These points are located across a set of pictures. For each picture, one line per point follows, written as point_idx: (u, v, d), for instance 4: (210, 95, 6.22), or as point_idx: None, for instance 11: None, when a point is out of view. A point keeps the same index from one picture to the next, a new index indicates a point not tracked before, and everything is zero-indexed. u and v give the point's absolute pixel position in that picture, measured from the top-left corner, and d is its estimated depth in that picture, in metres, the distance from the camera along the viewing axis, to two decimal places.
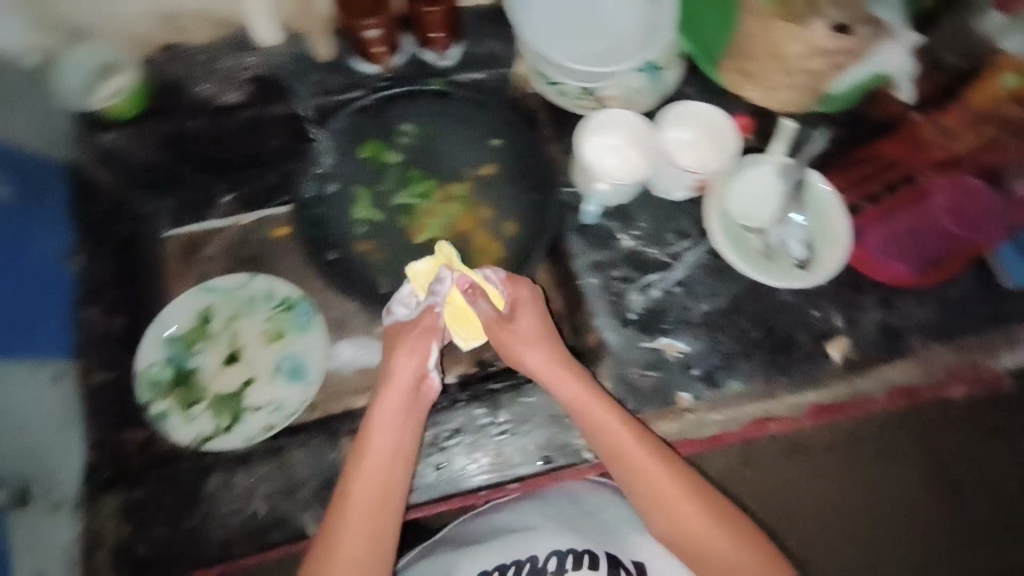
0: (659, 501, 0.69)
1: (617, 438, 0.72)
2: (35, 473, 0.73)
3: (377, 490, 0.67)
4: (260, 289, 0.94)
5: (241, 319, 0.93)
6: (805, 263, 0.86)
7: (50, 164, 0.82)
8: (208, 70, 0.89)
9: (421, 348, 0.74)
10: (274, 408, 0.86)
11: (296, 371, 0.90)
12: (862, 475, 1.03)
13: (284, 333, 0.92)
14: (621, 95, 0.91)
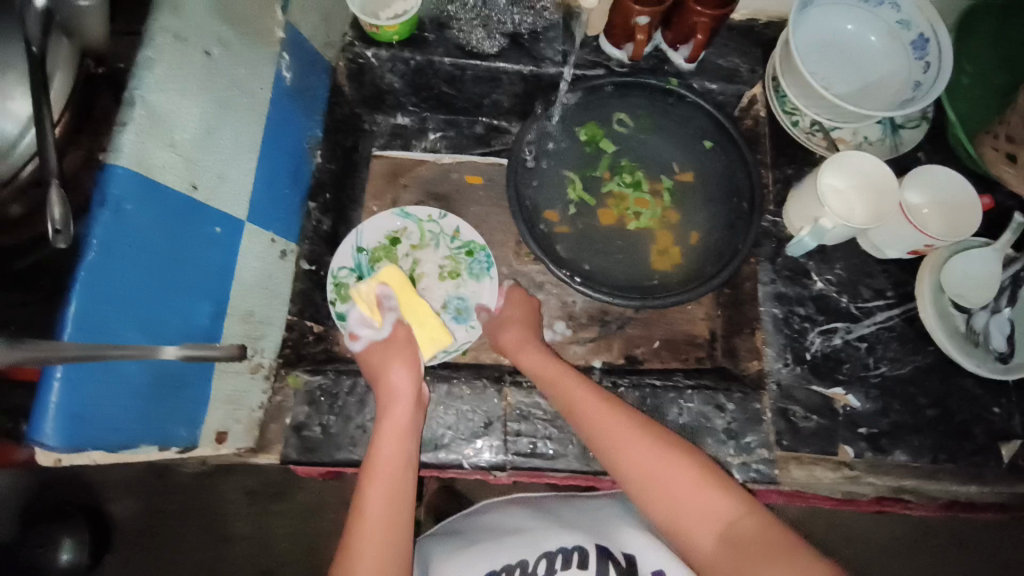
0: (673, 504, 0.65)
1: (610, 432, 0.71)
2: (252, 337, 0.76)
3: (399, 478, 0.68)
4: (447, 229, 0.99)
5: (424, 250, 0.98)
6: (1003, 360, 0.84)
7: (320, 65, 0.90)
8: (472, 17, 0.96)
9: (406, 356, 0.77)
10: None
11: (463, 315, 0.94)
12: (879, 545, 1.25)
13: (459, 276, 0.97)
14: (854, 142, 0.93)
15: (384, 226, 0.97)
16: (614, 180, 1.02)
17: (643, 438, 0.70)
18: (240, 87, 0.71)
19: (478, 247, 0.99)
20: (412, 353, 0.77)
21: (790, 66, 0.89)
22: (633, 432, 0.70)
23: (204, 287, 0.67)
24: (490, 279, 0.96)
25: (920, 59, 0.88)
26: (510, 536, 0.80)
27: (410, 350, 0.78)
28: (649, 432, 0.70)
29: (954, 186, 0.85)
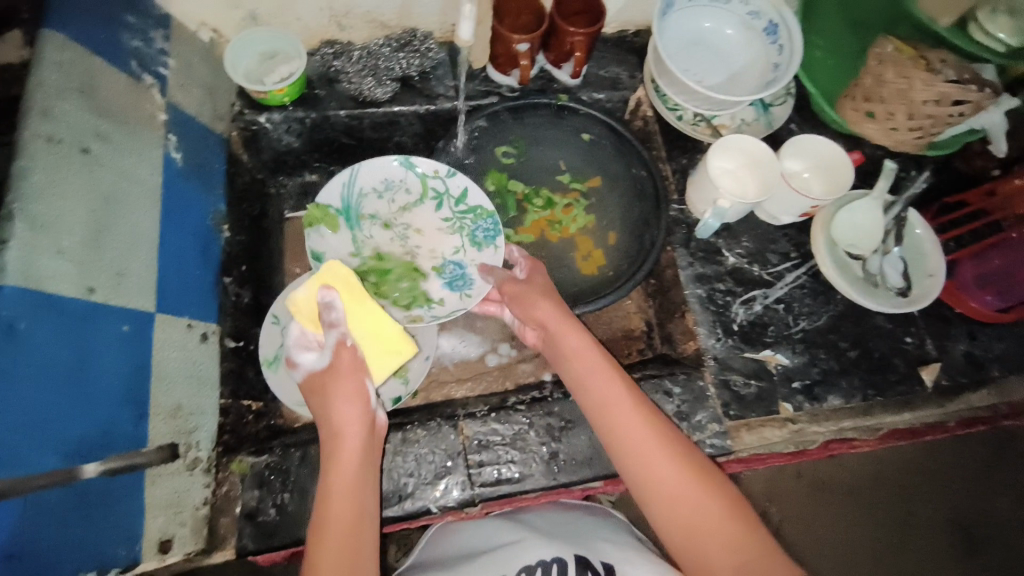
0: (679, 509, 0.68)
1: (625, 436, 0.72)
2: (183, 433, 0.72)
3: (352, 532, 0.66)
4: (454, 190, 0.97)
5: (426, 207, 0.98)
6: (904, 294, 0.92)
7: (213, 138, 0.88)
8: (360, 68, 0.97)
9: (352, 389, 0.73)
10: (426, 306, 0.94)
11: (458, 282, 0.95)
12: (845, 487, 1.31)
13: (461, 240, 0.97)
14: (734, 125, 1.00)
15: (382, 172, 0.97)
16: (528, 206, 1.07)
17: (656, 444, 0.71)
18: (128, 178, 0.70)
19: (485, 214, 0.97)
20: (358, 383, 0.74)
21: (664, 67, 0.95)
22: (649, 435, 0.72)
23: (121, 391, 0.64)
24: (497, 247, 0.95)
25: (774, 43, 0.97)
26: (490, 552, 0.81)
27: (356, 379, 0.74)
28: (661, 434, 0.72)
29: (826, 150, 0.93)
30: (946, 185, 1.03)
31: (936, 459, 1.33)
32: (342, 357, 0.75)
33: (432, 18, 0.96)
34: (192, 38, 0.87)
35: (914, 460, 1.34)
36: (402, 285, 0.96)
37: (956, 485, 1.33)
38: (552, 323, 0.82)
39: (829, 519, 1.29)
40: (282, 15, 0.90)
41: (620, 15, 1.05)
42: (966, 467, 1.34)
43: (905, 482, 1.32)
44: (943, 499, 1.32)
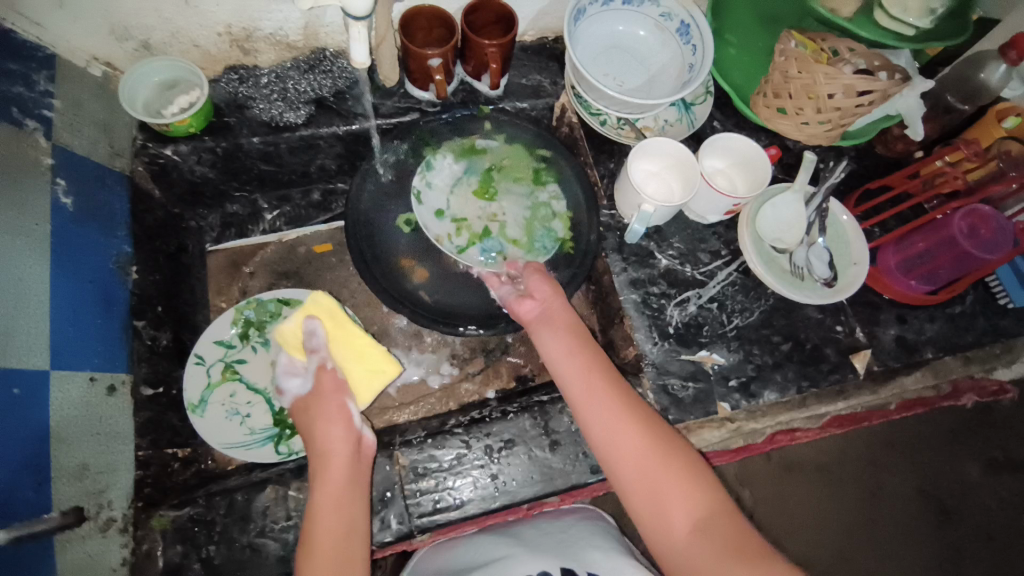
0: (655, 497, 0.66)
1: (608, 419, 0.70)
2: (92, 495, 0.68)
3: (340, 532, 0.65)
4: (555, 201, 0.99)
5: (522, 195, 1.00)
6: (830, 283, 0.93)
7: (110, 177, 0.84)
8: (269, 93, 0.94)
9: (334, 413, 0.74)
10: (457, 243, 0.96)
11: (490, 254, 0.95)
12: (812, 466, 1.31)
13: (522, 235, 0.98)
14: (657, 127, 1.01)
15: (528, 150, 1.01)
16: None
17: (624, 407, 0.71)
18: (10, 231, 0.66)
19: (552, 237, 0.97)
20: (341, 406, 0.75)
21: (580, 75, 0.94)
22: (629, 419, 0.70)
23: (16, 458, 0.60)
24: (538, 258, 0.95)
25: (688, 43, 0.98)
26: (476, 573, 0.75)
27: (338, 400, 0.75)
28: (643, 418, 0.70)
29: (747, 148, 0.93)
30: (870, 171, 1.04)
31: (898, 430, 1.34)
32: (322, 381, 0.76)
33: (339, 36, 0.92)
34: (81, 75, 0.82)
35: (876, 433, 1.34)
36: (458, 223, 0.97)
37: (923, 451, 1.33)
38: (548, 306, 0.82)
39: (794, 498, 1.29)
40: (177, 42, 0.86)
41: (535, 23, 1.04)
42: (929, 437, 1.35)
43: (870, 456, 1.33)
44: (908, 469, 1.32)
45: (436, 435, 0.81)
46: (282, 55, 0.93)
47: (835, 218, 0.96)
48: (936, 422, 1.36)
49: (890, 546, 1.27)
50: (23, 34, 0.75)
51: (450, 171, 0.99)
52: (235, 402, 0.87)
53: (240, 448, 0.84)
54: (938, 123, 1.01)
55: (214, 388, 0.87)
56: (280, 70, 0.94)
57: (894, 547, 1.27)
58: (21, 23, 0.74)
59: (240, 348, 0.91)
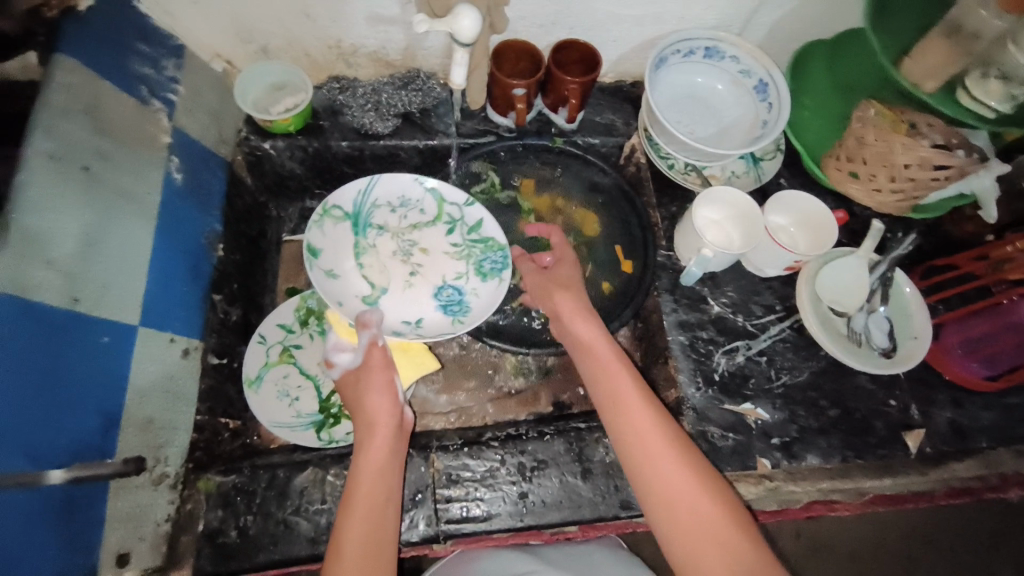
0: (698, 550, 0.64)
1: (636, 428, 0.72)
2: (152, 447, 0.73)
3: (377, 514, 0.68)
4: (469, 217, 0.95)
5: (437, 229, 0.96)
6: (887, 354, 0.91)
7: (214, 161, 0.92)
8: (363, 103, 1.01)
9: (383, 384, 0.79)
10: (412, 322, 0.92)
11: (453, 307, 0.93)
12: (849, 552, 1.23)
13: (467, 267, 0.95)
14: (723, 176, 1.04)
15: (401, 187, 0.94)
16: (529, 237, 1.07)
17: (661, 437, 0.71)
18: (125, 196, 0.73)
19: (495, 248, 0.94)
20: (389, 379, 0.80)
21: (655, 118, 0.98)
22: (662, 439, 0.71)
23: (91, 401, 0.65)
24: (498, 281, 0.92)
25: (764, 100, 1.01)
26: None
27: (387, 375, 0.80)
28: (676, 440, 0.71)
29: (812, 208, 0.94)
30: (939, 248, 1.02)
31: (946, 527, 1.26)
32: (371, 354, 0.83)
33: (434, 59, 1.00)
34: (206, 68, 0.92)
35: (921, 526, 1.26)
36: (393, 300, 0.92)
37: (966, 553, 1.25)
38: (591, 345, 0.81)
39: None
40: (291, 50, 0.95)
41: (616, 66, 1.09)
42: (979, 540, 1.26)
43: (912, 548, 1.24)
44: (953, 571, 1.23)
45: (473, 448, 0.83)
46: (378, 70, 1.01)
47: (898, 288, 0.94)
48: (988, 526, 1.26)
49: None
50: (161, 26, 0.84)
51: (339, 247, 0.91)
52: (287, 384, 0.92)
53: (287, 429, 0.88)
54: (1010, 208, 0.98)
55: (270, 368, 0.92)
56: (376, 84, 1.02)
57: None
58: (159, 13, 0.83)
59: (299, 333, 0.96)
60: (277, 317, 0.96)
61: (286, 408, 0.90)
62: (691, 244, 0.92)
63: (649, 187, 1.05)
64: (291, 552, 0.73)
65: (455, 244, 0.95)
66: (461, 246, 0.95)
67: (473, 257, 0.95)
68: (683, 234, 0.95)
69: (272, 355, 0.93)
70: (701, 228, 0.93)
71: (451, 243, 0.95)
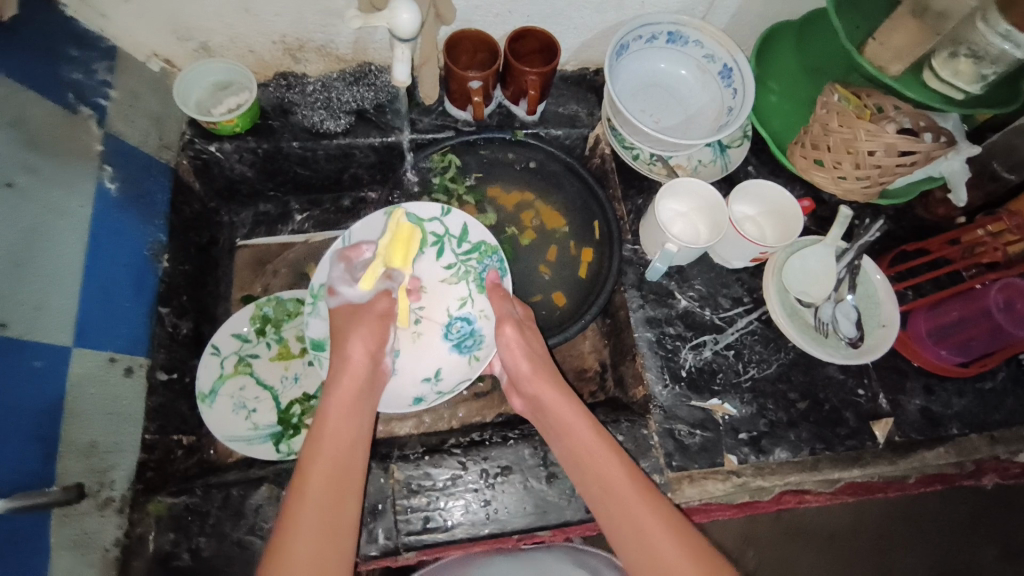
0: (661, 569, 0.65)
1: (591, 461, 0.74)
2: (97, 472, 0.70)
3: (345, 464, 0.69)
4: (453, 229, 0.91)
5: (426, 256, 0.91)
6: (856, 344, 0.90)
7: (156, 168, 0.87)
8: (314, 101, 0.97)
9: (373, 331, 0.80)
10: (431, 377, 0.88)
11: (467, 342, 0.90)
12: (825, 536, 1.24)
13: (467, 288, 0.91)
14: (690, 166, 1.01)
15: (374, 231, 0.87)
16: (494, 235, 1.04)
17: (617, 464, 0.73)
18: (53, 211, 0.69)
19: (489, 251, 0.92)
20: (379, 329, 0.81)
21: (617, 109, 0.95)
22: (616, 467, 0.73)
23: (24, 431, 0.62)
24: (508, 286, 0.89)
25: (728, 86, 0.98)
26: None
27: (383, 325, 0.82)
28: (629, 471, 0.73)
29: (780, 197, 0.92)
30: (908, 234, 1.01)
31: (921, 507, 1.26)
32: (381, 302, 0.83)
33: (386, 53, 0.95)
34: (141, 69, 0.87)
35: (896, 508, 1.26)
36: (408, 361, 0.89)
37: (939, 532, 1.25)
38: (538, 394, 0.80)
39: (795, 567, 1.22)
40: (233, 47, 0.91)
41: (577, 55, 1.05)
42: (953, 518, 1.26)
43: (887, 529, 1.25)
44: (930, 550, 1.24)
45: (435, 456, 0.80)
46: (328, 66, 0.96)
47: (866, 277, 0.93)
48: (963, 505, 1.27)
49: None
50: (89, 27, 0.80)
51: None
52: (244, 395, 0.89)
53: (243, 443, 0.85)
54: (983, 191, 0.95)
55: (225, 380, 0.89)
56: (326, 81, 0.97)
57: None
58: (87, 13, 0.78)
59: (255, 342, 0.93)
60: (231, 328, 0.93)
61: (242, 420, 0.87)
62: (655, 238, 0.90)
63: (614, 179, 1.03)
64: (247, 572, 0.71)
65: (449, 267, 0.92)
66: (456, 267, 0.92)
67: (474, 271, 0.91)
68: (648, 227, 0.92)
69: (227, 366, 0.90)
70: (665, 222, 0.91)
71: (448, 268, 0.92)
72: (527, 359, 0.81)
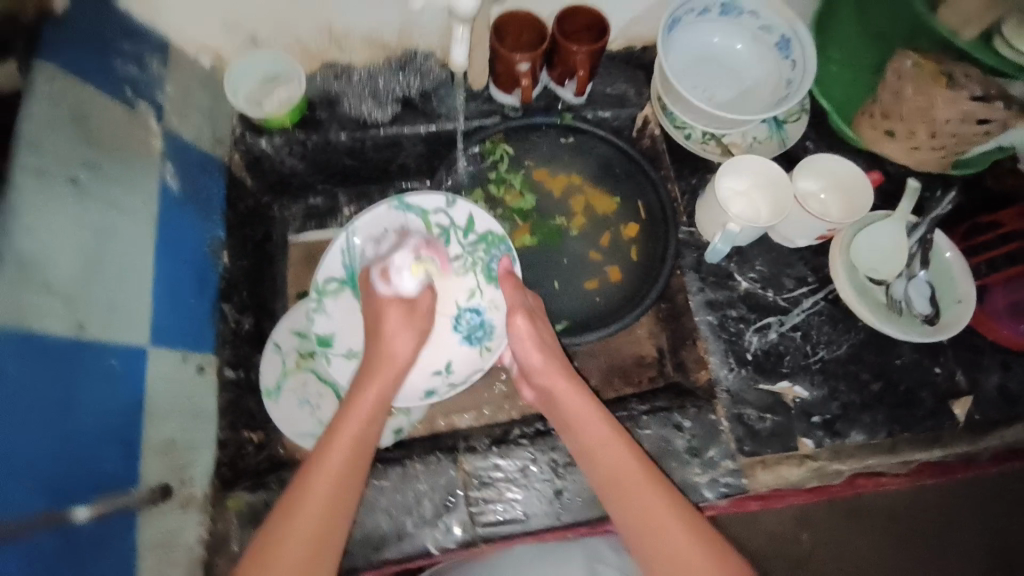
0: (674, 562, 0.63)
1: (604, 455, 0.70)
2: (176, 470, 0.71)
3: (351, 466, 0.67)
4: (458, 219, 0.88)
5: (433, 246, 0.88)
6: (931, 321, 0.87)
7: (211, 165, 0.87)
8: (361, 90, 0.95)
9: (401, 318, 0.78)
10: (442, 369, 0.87)
11: (477, 335, 0.88)
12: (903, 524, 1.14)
13: (476, 281, 0.89)
14: (745, 144, 0.97)
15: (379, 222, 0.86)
16: (543, 222, 1.02)
17: (631, 456, 0.70)
18: (118, 208, 0.69)
19: (496, 240, 0.89)
20: (404, 313, 0.79)
21: (671, 86, 0.92)
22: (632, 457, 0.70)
23: (107, 430, 0.63)
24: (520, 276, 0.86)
25: (787, 58, 0.94)
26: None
27: (407, 308, 0.79)
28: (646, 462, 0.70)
29: (844, 172, 0.89)
30: (979, 205, 0.96)
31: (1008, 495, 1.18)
32: (393, 284, 0.80)
33: (432, 36, 0.93)
34: (193, 65, 0.87)
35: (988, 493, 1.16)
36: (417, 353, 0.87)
37: None
38: (550, 385, 0.77)
39: (892, 556, 1.11)
40: (281, 38, 0.89)
41: (626, 33, 1.02)
42: None
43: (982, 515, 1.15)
44: None
45: (503, 448, 0.79)
46: (373, 54, 0.95)
47: (937, 253, 0.90)
48: None
49: None
50: (143, 24, 0.79)
51: (349, 320, 0.86)
52: (307, 391, 0.89)
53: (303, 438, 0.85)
54: None
55: (288, 375, 0.89)
56: (369, 67, 0.95)
57: None
58: (140, 7, 0.78)
59: (311, 338, 0.92)
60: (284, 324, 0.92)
61: (303, 415, 0.87)
62: (717, 218, 0.87)
63: (666, 159, 0.99)
64: None
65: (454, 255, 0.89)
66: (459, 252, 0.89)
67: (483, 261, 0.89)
68: (706, 207, 0.89)
69: (285, 359, 0.90)
70: (726, 202, 0.88)
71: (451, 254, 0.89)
72: (539, 351, 0.78)
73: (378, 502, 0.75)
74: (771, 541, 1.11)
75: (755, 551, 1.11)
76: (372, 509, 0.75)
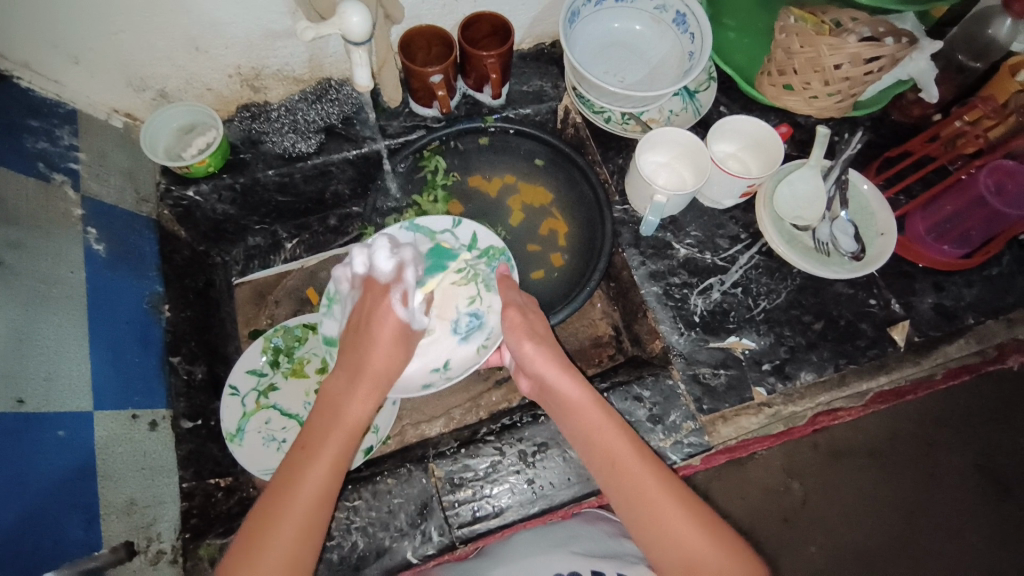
0: (669, 541, 0.64)
1: (605, 442, 0.71)
2: (142, 529, 0.71)
3: (329, 476, 0.66)
4: (463, 237, 0.92)
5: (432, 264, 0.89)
6: (858, 257, 0.90)
7: (139, 222, 0.88)
8: (281, 127, 0.97)
9: (379, 304, 0.77)
10: (440, 366, 0.87)
11: (472, 332, 0.88)
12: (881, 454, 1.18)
13: (476, 288, 0.89)
14: (663, 118, 1.01)
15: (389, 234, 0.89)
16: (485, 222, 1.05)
17: (630, 445, 0.70)
18: (46, 281, 0.69)
19: (497, 254, 0.92)
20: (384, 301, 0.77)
21: (580, 75, 0.95)
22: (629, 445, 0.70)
23: (61, 501, 0.62)
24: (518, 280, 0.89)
25: (685, 32, 0.98)
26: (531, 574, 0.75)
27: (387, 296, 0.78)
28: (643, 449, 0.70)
29: (755, 129, 0.92)
30: (889, 140, 1.01)
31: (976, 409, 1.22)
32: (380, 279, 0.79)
33: (343, 65, 0.95)
34: (105, 127, 0.87)
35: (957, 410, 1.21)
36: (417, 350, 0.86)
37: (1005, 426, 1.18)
38: (542, 372, 0.76)
39: (884, 486, 1.15)
40: (192, 88, 0.90)
41: (531, 31, 1.05)
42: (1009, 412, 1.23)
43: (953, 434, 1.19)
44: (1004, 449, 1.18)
45: (472, 450, 0.80)
46: (287, 89, 0.96)
47: (856, 190, 0.93)
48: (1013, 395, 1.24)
49: (995, 541, 1.12)
50: (47, 96, 0.80)
51: None
52: (271, 429, 0.90)
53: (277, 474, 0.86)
54: (952, 84, 0.96)
55: (250, 417, 0.90)
56: (290, 104, 0.97)
57: (999, 538, 1.12)
58: (41, 81, 0.78)
59: (272, 374, 0.94)
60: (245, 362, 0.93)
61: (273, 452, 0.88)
62: (644, 193, 0.90)
63: (591, 142, 1.03)
64: None
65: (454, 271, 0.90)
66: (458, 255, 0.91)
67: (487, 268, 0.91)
68: (634, 185, 0.92)
69: (247, 401, 0.91)
70: (650, 177, 0.91)
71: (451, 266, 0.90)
72: (531, 340, 0.78)
73: (354, 522, 0.76)
74: (761, 492, 1.15)
75: (752, 506, 1.15)
76: (348, 531, 0.75)
